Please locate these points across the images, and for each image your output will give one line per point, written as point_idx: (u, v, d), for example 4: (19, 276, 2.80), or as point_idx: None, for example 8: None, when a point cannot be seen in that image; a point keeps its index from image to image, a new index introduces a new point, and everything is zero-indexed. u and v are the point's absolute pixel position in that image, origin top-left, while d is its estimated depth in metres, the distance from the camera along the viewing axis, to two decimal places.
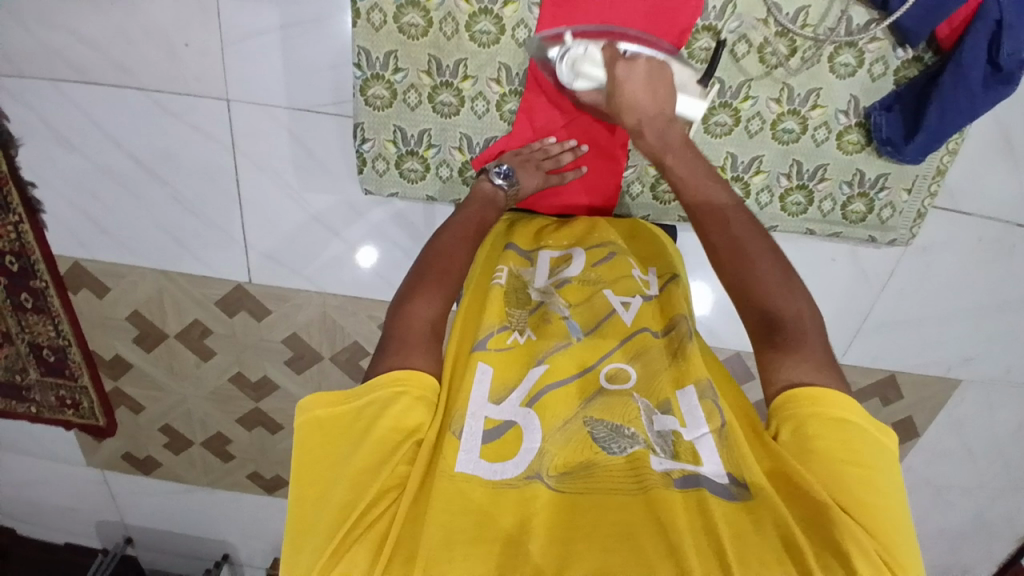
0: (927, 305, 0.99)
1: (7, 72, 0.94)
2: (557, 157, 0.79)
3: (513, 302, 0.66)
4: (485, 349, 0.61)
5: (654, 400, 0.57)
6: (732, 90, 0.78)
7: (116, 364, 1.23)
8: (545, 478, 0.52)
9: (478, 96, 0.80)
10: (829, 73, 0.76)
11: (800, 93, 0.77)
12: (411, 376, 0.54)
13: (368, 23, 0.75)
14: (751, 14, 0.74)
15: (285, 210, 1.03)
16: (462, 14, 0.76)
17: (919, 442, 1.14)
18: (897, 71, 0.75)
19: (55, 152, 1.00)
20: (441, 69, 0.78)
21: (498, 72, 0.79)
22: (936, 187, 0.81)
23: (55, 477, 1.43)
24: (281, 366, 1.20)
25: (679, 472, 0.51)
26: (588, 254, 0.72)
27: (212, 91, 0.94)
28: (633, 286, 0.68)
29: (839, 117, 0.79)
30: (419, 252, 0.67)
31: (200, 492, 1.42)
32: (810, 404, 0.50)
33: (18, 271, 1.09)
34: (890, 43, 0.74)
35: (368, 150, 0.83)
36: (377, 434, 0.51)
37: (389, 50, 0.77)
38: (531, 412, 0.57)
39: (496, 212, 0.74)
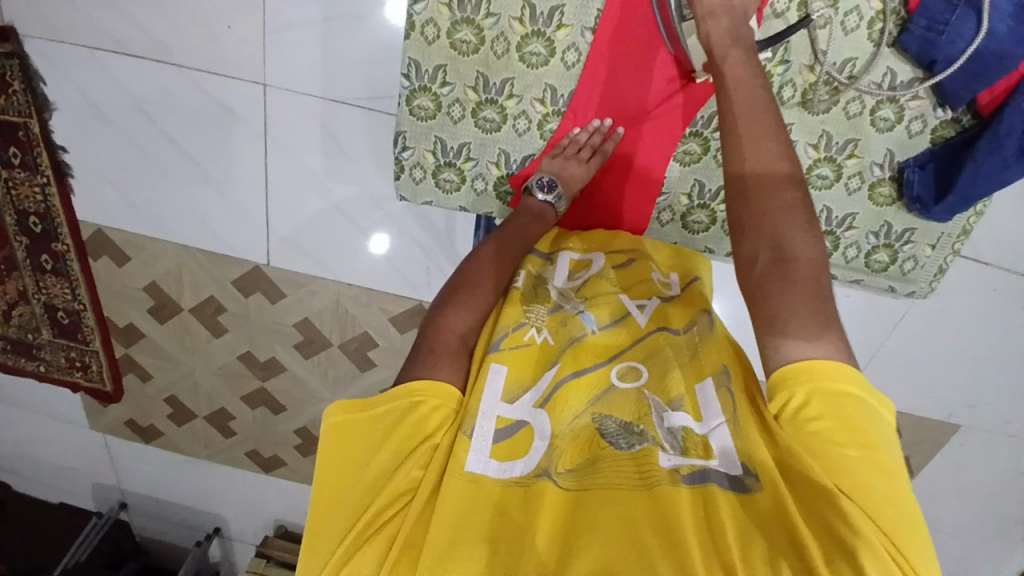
0: (935, 348, 1.00)
1: (48, 37, 0.94)
2: (588, 144, 0.79)
3: (530, 299, 0.66)
4: (498, 349, 0.60)
5: (664, 398, 0.57)
6: None
7: (129, 331, 1.25)
8: (553, 477, 0.51)
9: (521, 115, 0.81)
10: (869, 125, 0.77)
11: (838, 142, 0.78)
12: (432, 386, 0.55)
13: (421, 37, 0.77)
14: (799, 59, 0.74)
15: (309, 197, 1.04)
16: (514, 35, 0.77)
17: (913, 483, 1.15)
18: (934, 130, 0.76)
19: (89, 120, 1.01)
20: (487, 86, 0.80)
21: (543, 93, 0.80)
22: (960, 245, 0.82)
23: (58, 437, 1.45)
24: (291, 350, 1.22)
25: (688, 467, 0.51)
26: (608, 257, 0.73)
27: (250, 76, 0.95)
28: (652, 289, 0.68)
29: (873, 169, 0.79)
30: (453, 271, 0.68)
31: (198, 464, 1.44)
32: (812, 377, 0.50)
33: (40, 232, 1.11)
34: (930, 103, 0.74)
35: (407, 158, 0.84)
36: (396, 439, 0.52)
37: (438, 64, 0.78)
38: (541, 411, 0.56)
39: (542, 228, 0.75)
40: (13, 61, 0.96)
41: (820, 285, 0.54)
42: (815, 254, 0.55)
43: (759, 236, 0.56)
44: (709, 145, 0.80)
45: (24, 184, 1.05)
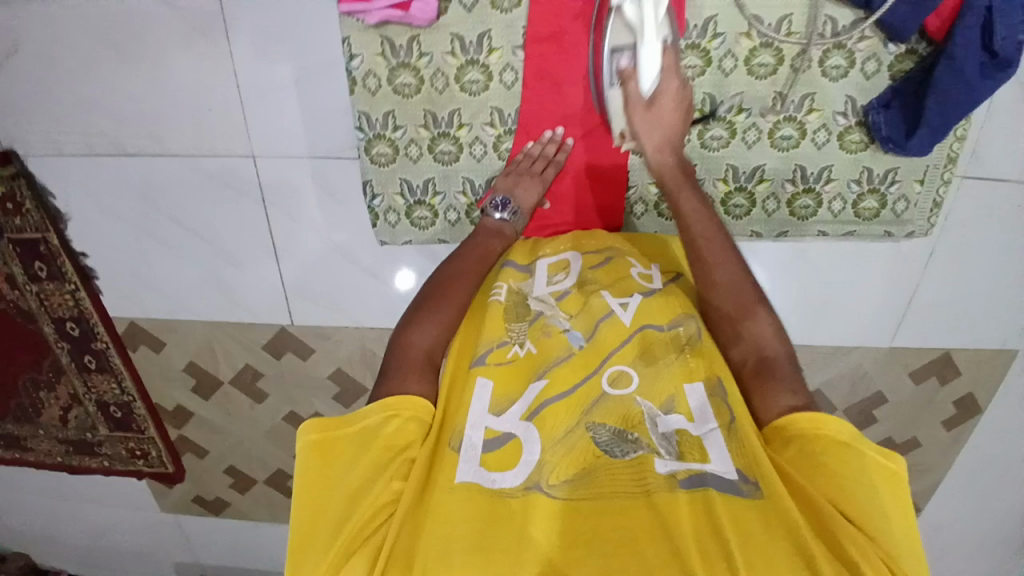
0: (973, 280, 0.94)
1: (49, 153, 0.99)
2: (542, 156, 0.80)
3: (513, 316, 0.66)
4: (483, 365, 0.61)
5: (656, 402, 0.58)
6: (723, 104, 0.78)
7: (178, 411, 1.30)
8: (544, 489, 0.52)
9: (475, 141, 0.82)
10: (822, 77, 0.75)
11: (795, 100, 0.77)
12: (403, 399, 0.55)
13: (365, 89, 0.78)
14: (733, 28, 0.74)
15: (313, 250, 1.06)
16: (450, 68, 0.77)
17: (984, 418, 1.08)
18: (892, 66, 0.74)
19: (101, 222, 1.06)
20: (437, 121, 0.80)
21: (491, 116, 0.80)
22: (949, 175, 0.79)
23: (135, 524, 1.51)
24: (330, 401, 1.25)
25: (684, 472, 0.52)
26: (584, 258, 0.73)
27: (239, 149, 0.97)
28: (632, 286, 0.69)
29: (838, 118, 0.78)
30: (421, 287, 0.68)
31: (267, 526, 1.48)
32: (814, 426, 0.53)
33: (78, 334, 1.17)
34: (879, 40, 0.73)
35: (379, 204, 0.86)
36: (372, 454, 0.52)
37: (387, 110, 0.80)
38: (531, 424, 0.56)
39: (502, 244, 0.75)
40: (22, 183, 1.01)
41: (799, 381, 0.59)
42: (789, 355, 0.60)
43: (743, 344, 0.62)
44: None
45: (56, 293, 1.12)
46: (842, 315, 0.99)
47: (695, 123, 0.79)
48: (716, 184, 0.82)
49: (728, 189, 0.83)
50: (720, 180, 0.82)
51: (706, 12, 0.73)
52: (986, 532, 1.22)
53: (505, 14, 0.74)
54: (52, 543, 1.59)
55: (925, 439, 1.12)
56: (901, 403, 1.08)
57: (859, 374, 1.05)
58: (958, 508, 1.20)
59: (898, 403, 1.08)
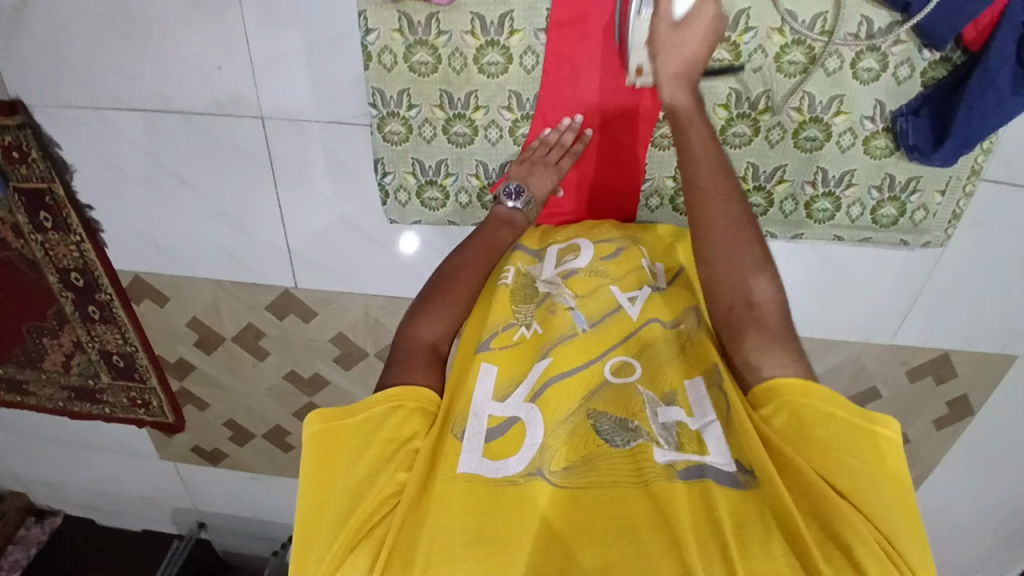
0: (981, 283, 0.93)
1: (54, 104, 0.97)
2: (559, 143, 0.78)
3: (521, 298, 0.66)
4: (488, 349, 0.61)
5: (657, 393, 0.58)
6: (750, 101, 0.76)
7: (180, 366, 1.31)
8: (545, 474, 0.52)
9: (491, 125, 0.80)
10: (852, 79, 0.73)
11: (822, 100, 0.75)
12: (408, 390, 0.56)
13: (379, 65, 0.76)
14: (764, 23, 0.70)
15: (320, 216, 1.05)
16: (469, 49, 0.75)
17: (977, 418, 1.09)
18: (924, 72, 0.72)
19: (107, 175, 1.05)
20: (453, 103, 0.78)
21: (508, 100, 0.78)
22: (971, 186, 0.79)
23: (136, 470, 1.55)
24: (331, 364, 1.26)
25: (683, 463, 0.52)
26: (596, 247, 0.71)
27: (247, 110, 0.95)
28: (643, 278, 0.67)
29: (864, 122, 0.76)
30: (430, 274, 0.68)
31: (265, 479, 1.51)
32: (799, 389, 0.53)
33: (83, 286, 1.17)
34: (914, 45, 0.70)
35: (390, 182, 0.85)
36: (376, 447, 0.53)
37: (401, 88, 0.77)
38: (534, 407, 0.57)
39: (513, 233, 0.73)
40: (27, 132, 1.00)
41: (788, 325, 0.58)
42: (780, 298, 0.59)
43: (733, 292, 0.59)
44: None
45: (60, 244, 1.12)
46: (846, 310, 0.99)
47: (718, 119, 0.77)
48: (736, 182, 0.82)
49: (747, 188, 0.82)
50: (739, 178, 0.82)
51: (738, 3, 0.69)
52: (967, 524, 1.25)
53: None
54: (54, 483, 1.62)
55: (918, 434, 1.13)
56: (895, 399, 1.09)
57: (857, 369, 1.06)
58: (941, 501, 1.22)
59: (893, 398, 1.09)
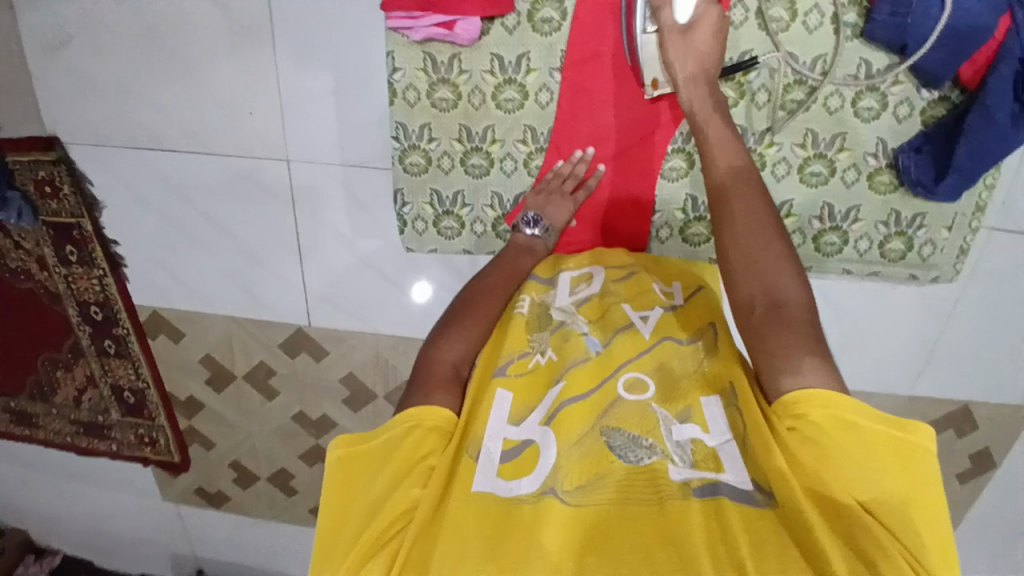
0: (996, 332, 0.92)
1: (92, 143, 1.03)
2: (573, 174, 0.81)
3: (535, 326, 0.67)
4: (504, 374, 0.61)
5: (671, 410, 0.57)
6: (756, 135, 0.78)
7: (190, 403, 1.31)
8: (560, 494, 0.51)
9: (507, 157, 0.83)
10: (854, 117, 0.76)
11: (825, 137, 0.78)
12: (427, 411, 0.55)
13: (403, 101, 0.80)
14: (768, 63, 0.75)
15: (337, 255, 1.08)
16: (488, 85, 0.79)
17: (998, 475, 1.06)
18: (924, 112, 0.75)
19: (134, 212, 1.09)
20: (471, 136, 0.82)
21: (524, 134, 0.81)
22: (977, 223, 0.80)
23: (137, 511, 1.53)
24: (339, 404, 1.26)
25: (699, 480, 0.51)
26: (607, 271, 0.74)
27: (273, 152, 1.00)
28: (653, 299, 0.70)
29: (867, 159, 0.78)
30: (448, 304, 0.69)
31: (266, 524, 1.48)
32: (824, 406, 0.51)
33: (101, 319, 1.19)
34: (914, 86, 0.74)
35: (408, 212, 0.87)
36: (393, 465, 0.53)
37: (423, 122, 0.81)
38: (548, 429, 0.56)
39: (533, 260, 0.77)
40: (62, 168, 1.04)
41: (813, 323, 0.56)
42: (804, 300, 0.58)
43: (752, 281, 0.59)
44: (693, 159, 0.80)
45: (83, 277, 1.15)
46: (859, 359, 0.98)
47: None
48: None
49: None
50: None
51: (742, 46, 0.74)
52: None
53: (545, 38, 0.76)
54: (54, 524, 1.60)
55: None
56: None
57: None
58: (965, 567, 1.17)
59: None
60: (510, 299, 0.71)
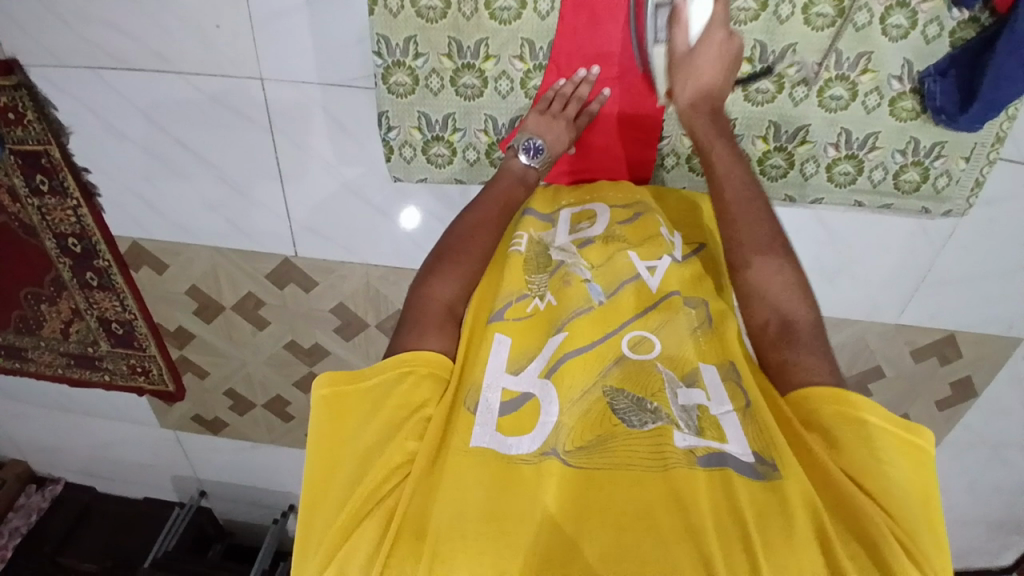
0: (993, 262, 0.91)
1: (49, 63, 0.95)
2: (573, 97, 0.75)
3: (534, 267, 0.65)
4: (502, 319, 0.60)
5: (677, 373, 0.56)
6: (775, 55, 0.73)
7: (179, 334, 1.30)
8: (560, 455, 0.50)
9: (502, 75, 0.78)
10: (881, 35, 0.71)
11: (849, 57, 0.73)
12: (417, 355, 0.55)
13: (385, 10, 0.73)
14: None
15: (322, 183, 1.04)
16: None
17: (978, 401, 1.09)
18: (953, 32, 0.70)
19: (104, 139, 1.03)
20: (462, 51, 0.76)
21: (521, 49, 0.75)
22: (995, 154, 0.77)
23: (136, 438, 1.55)
24: (331, 334, 1.25)
25: (704, 450, 0.50)
26: (612, 212, 0.71)
27: (246, 72, 0.93)
28: (660, 246, 0.66)
29: (891, 83, 0.74)
30: (438, 238, 0.66)
31: (265, 448, 1.51)
32: (833, 402, 0.52)
33: (81, 251, 1.16)
34: (945, 3, 0.68)
35: (394, 137, 0.83)
36: (386, 415, 0.52)
37: (408, 36, 0.75)
38: (548, 382, 0.55)
39: (525, 190, 0.72)
40: (24, 94, 0.97)
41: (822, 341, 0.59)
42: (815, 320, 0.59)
43: (766, 304, 0.61)
44: None
45: (57, 209, 1.10)
46: (853, 288, 0.97)
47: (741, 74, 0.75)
48: (755, 142, 0.80)
49: (766, 148, 0.80)
50: (759, 137, 0.80)
51: None
52: (965, 505, 1.24)
53: None
54: (54, 450, 1.63)
55: (919, 413, 1.12)
56: (898, 379, 1.08)
57: (860, 346, 1.05)
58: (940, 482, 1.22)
59: (896, 376, 1.08)
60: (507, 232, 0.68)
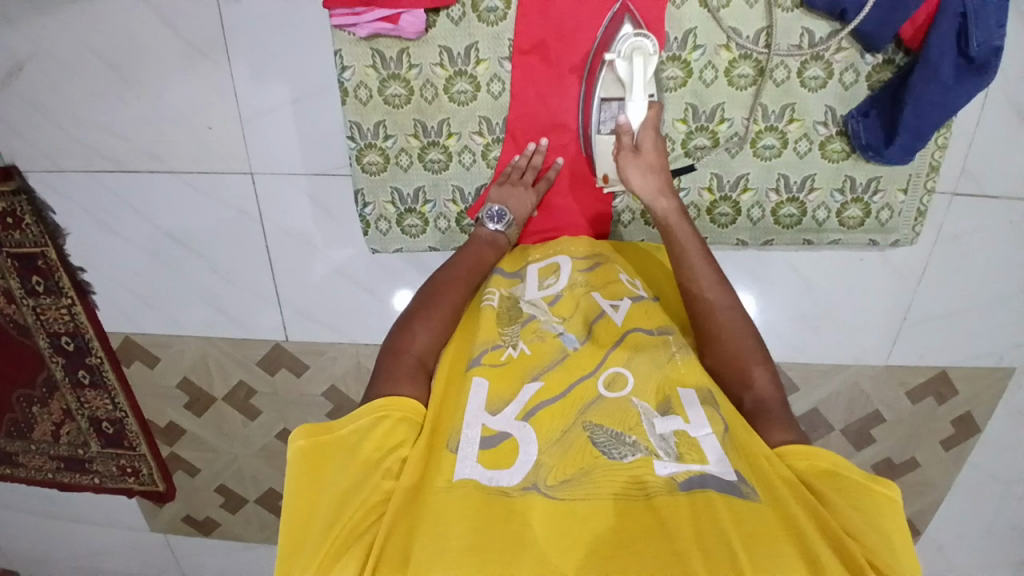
0: (965, 292, 0.94)
1: (50, 168, 1.01)
2: (528, 168, 0.81)
3: (506, 318, 0.67)
4: (479, 364, 0.61)
5: (653, 404, 0.56)
6: (707, 113, 0.79)
7: (170, 429, 1.29)
8: (543, 489, 0.50)
9: (464, 150, 0.83)
10: (801, 87, 0.78)
11: (774, 110, 0.79)
12: (393, 401, 0.56)
13: (355, 100, 0.80)
14: (712, 40, 0.76)
15: (310, 267, 1.07)
16: (439, 79, 0.79)
17: (981, 440, 1.07)
18: (869, 76, 0.77)
19: (99, 238, 1.07)
20: (426, 131, 0.82)
21: (480, 125, 0.82)
22: (932, 183, 0.81)
23: (125, 546, 1.49)
24: (323, 419, 1.24)
25: (684, 473, 0.50)
26: (575, 262, 0.74)
27: (237, 165, 0.99)
28: (621, 289, 0.70)
29: (818, 128, 0.79)
30: (414, 294, 0.69)
31: (259, 548, 1.46)
32: (803, 458, 0.54)
33: (74, 348, 1.16)
34: (856, 51, 0.75)
35: (370, 213, 0.87)
36: (362, 456, 0.52)
37: (377, 120, 0.81)
38: (526, 424, 0.55)
39: (496, 253, 0.76)
40: (22, 197, 1.03)
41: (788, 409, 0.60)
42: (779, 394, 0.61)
43: (736, 384, 0.62)
44: None
45: (52, 308, 1.12)
46: (835, 334, 0.99)
47: (678, 133, 0.80)
48: (701, 193, 0.84)
49: (713, 199, 0.84)
50: (704, 189, 0.84)
51: (685, 24, 0.75)
52: (991, 553, 1.20)
53: (492, 27, 0.77)
54: (42, 564, 1.57)
55: (925, 459, 1.10)
56: (898, 424, 1.07)
57: (855, 394, 1.04)
58: (960, 532, 1.17)
59: (897, 422, 1.06)
60: (478, 291, 0.71)
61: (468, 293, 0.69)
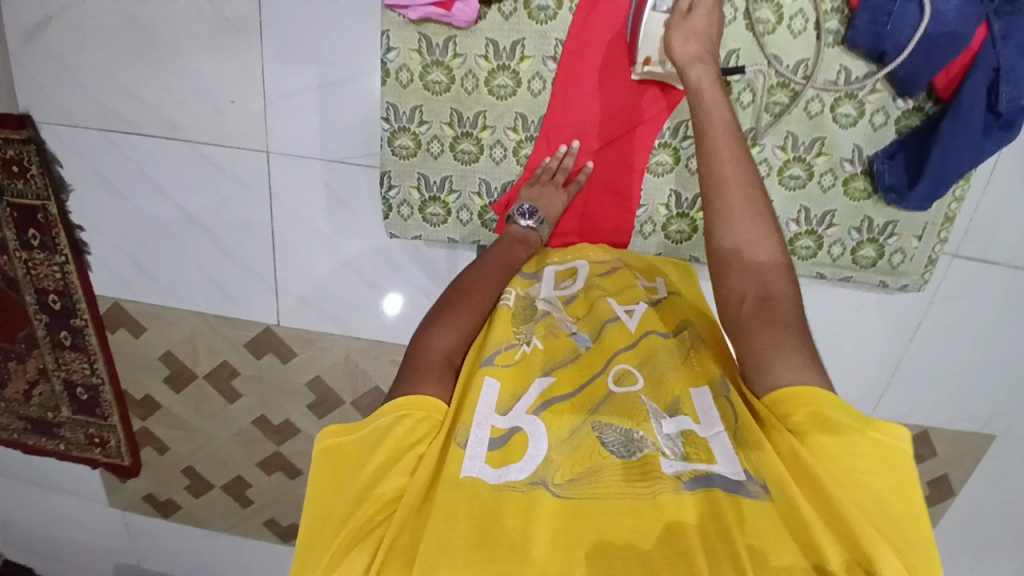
0: (957, 354, 0.95)
1: (64, 122, 1.00)
2: (558, 168, 0.82)
3: (521, 319, 0.67)
4: (491, 364, 0.59)
5: (661, 405, 0.57)
6: (739, 135, 0.81)
7: (146, 403, 1.27)
8: (549, 486, 0.49)
9: (496, 144, 0.84)
10: (832, 122, 0.79)
11: (804, 141, 0.81)
12: (413, 399, 0.53)
13: (396, 82, 0.81)
14: (753, 65, 0.77)
15: (312, 254, 1.07)
16: (481, 71, 0.80)
17: (957, 503, 1.07)
18: (898, 120, 0.78)
19: (103, 198, 1.06)
20: (462, 121, 0.83)
21: (515, 121, 0.82)
22: (945, 233, 0.83)
23: (80, 519, 1.45)
24: (304, 410, 1.23)
25: (690, 473, 0.50)
26: (592, 267, 0.75)
27: (254, 144, 0.98)
28: (638, 294, 0.70)
29: (844, 164, 0.81)
30: (440, 293, 0.68)
31: (218, 537, 1.42)
32: (806, 401, 0.51)
33: (59, 308, 1.15)
34: (889, 94, 0.77)
35: (394, 196, 0.87)
36: (379, 453, 0.50)
37: (414, 104, 0.82)
38: (536, 418, 0.55)
39: (528, 251, 0.76)
40: (31, 147, 1.02)
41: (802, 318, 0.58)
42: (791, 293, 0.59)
43: (745, 279, 0.61)
44: (680, 155, 0.82)
45: (44, 264, 1.10)
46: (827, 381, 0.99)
47: None
48: None
49: None
50: None
51: (730, 44, 0.76)
52: None
53: (540, 25, 0.78)
54: None
55: None
56: None
57: None
58: None
59: None
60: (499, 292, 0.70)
61: (494, 297, 0.67)
